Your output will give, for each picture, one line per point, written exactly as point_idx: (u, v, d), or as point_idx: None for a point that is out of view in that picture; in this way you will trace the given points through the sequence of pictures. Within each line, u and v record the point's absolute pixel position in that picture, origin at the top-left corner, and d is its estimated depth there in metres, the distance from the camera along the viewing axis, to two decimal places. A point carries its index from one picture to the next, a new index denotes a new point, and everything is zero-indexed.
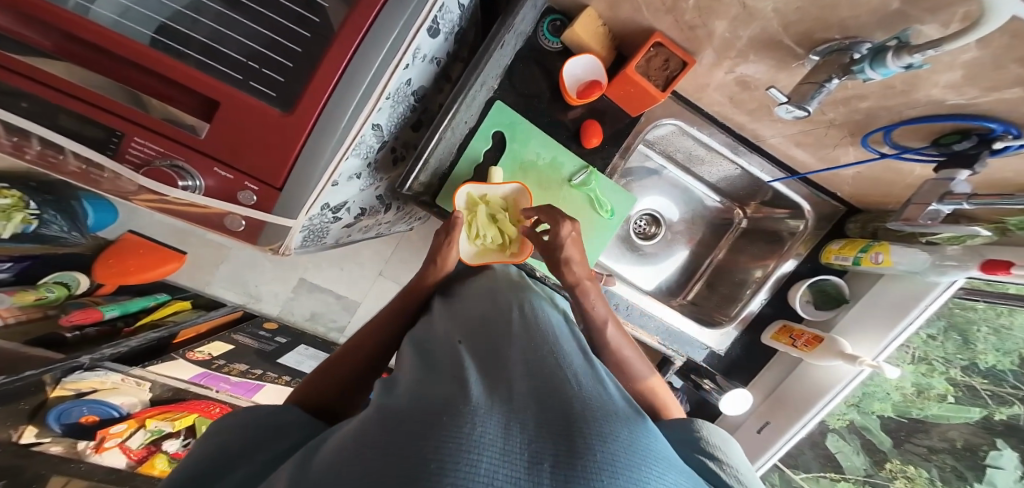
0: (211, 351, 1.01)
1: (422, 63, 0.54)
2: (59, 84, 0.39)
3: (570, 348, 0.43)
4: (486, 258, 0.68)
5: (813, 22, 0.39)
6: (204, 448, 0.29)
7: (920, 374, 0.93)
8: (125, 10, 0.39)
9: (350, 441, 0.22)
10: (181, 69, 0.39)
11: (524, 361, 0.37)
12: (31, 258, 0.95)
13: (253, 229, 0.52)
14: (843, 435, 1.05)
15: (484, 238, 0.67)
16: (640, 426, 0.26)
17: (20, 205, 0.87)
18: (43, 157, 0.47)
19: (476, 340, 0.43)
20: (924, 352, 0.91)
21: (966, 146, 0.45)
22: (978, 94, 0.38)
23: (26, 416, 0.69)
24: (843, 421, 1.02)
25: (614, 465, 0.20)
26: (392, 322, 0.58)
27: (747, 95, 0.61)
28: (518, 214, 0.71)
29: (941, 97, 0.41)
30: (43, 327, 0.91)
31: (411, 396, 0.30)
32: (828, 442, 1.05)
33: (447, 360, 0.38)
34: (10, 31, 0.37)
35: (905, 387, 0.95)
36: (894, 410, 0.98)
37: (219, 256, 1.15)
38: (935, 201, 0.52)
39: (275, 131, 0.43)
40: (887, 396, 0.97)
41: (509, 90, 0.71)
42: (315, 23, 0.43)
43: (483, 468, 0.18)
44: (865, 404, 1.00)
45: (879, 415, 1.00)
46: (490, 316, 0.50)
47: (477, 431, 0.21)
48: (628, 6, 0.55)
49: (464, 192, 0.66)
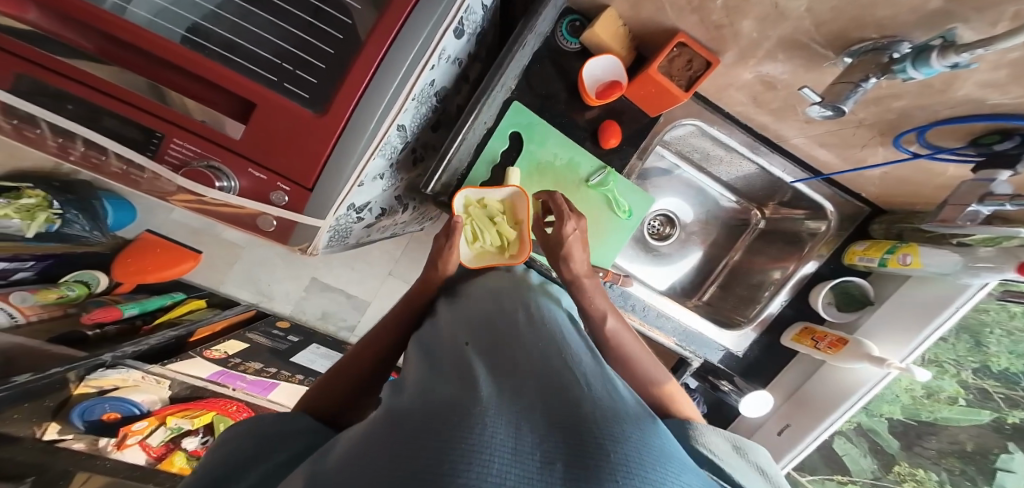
0: (227, 349, 1.02)
1: (446, 64, 0.55)
2: (104, 87, 0.40)
3: (576, 347, 0.43)
4: (485, 262, 0.68)
5: (849, 22, 0.38)
6: (219, 454, 0.29)
7: (934, 376, 0.90)
8: (161, 11, 0.40)
9: (362, 440, 0.22)
10: (221, 71, 0.40)
11: (530, 362, 0.37)
12: (51, 257, 0.97)
13: (284, 230, 0.52)
14: (850, 437, 1.02)
15: (483, 242, 0.67)
16: (651, 426, 0.26)
17: (44, 204, 0.89)
18: (85, 158, 0.48)
19: (480, 339, 0.44)
20: (936, 354, 0.89)
21: (1007, 147, 0.45)
22: (1022, 93, 0.37)
23: (50, 413, 0.72)
24: (851, 423, 0.99)
25: (626, 464, 0.20)
26: (390, 332, 0.57)
27: (772, 95, 0.60)
28: (516, 216, 0.69)
29: (981, 96, 0.40)
30: (64, 325, 0.93)
31: (418, 397, 0.31)
32: (835, 445, 1.03)
33: (454, 361, 0.38)
34: (53, 33, 0.37)
35: (915, 390, 0.91)
36: (904, 413, 0.95)
37: (232, 255, 1.16)
38: (974, 203, 0.50)
39: (307, 131, 0.44)
40: (896, 398, 0.94)
41: (526, 90, 0.72)
42: (346, 25, 0.44)
43: (495, 468, 0.18)
44: (873, 407, 0.97)
45: (889, 419, 0.97)
46: (497, 316, 0.50)
47: (488, 430, 0.21)
48: (652, 6, 0.55)
49: (463, 196, 0.66)
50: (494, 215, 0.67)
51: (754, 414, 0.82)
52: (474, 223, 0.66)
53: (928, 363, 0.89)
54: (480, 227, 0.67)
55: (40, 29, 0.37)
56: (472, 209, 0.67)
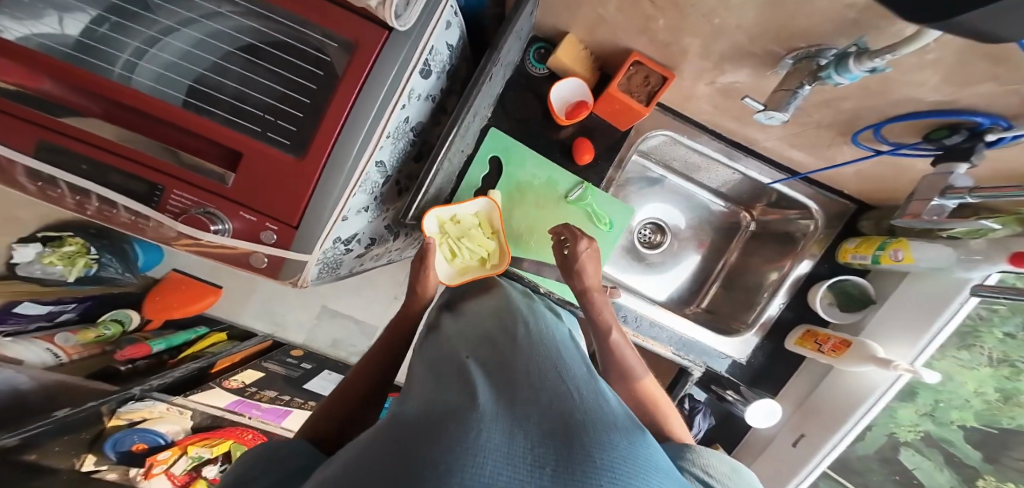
0: (244, 380, 1.05)
1: (418, 101, 0.59)
2: (115, 149, 0.46)
3: (569, 358, 0.43)
4: (467, 276, 0.71)
5: (775, 32, 0.39)
6: (238, 468, 0.32)
7: (1004, 378, 0.75)
8: (159, 77, 0.47)
9: (366, 449, 0.24)
10: (212, 126, 0.46)
11: (526, 369, 0.38)
12: (92, 299, 1.08)
13: (274, 265, 0.56)
14: (919, 448, 0.87)
15: (462, 257, 0.70)
16: (639, 436, 0.27)
17: (83, 250, 1.01)
18: (100, 212, 0.54)
19: (480, 352, 0.45)
20: (1005, 353, 0.74)
21: (957, 140, 0.44)
22: (956, 90, 0.36)
23: (87, 444, 0.79)
24: (914, 433, 0.85)
25: (613, 471, 0.21)
26: (395, 347, 0.59)
27: (732, 103, 0.61)
28: (489, 227, 0.74)
29: (919, 95, 0.39)
30: (100, 361, 1.01)
31: (419, 406, 0.32)
32: (901, 457, 0.88)
33: (454, 373, 0.40)
34: (58, 98, 0.45)
35: (987, 394, 0.77)
36: (979, 420, 0.79)
37: (249, 287, 1.23)
38: (936, 197, 0.50)
39: (290, 174, 0.49)
40: (965, 403, 0.80)
41: (502, 117, 0.76)
42: (319, 75, 0.49)
43: (487, 471, 0.19)
44: (939, 413, 0.82)
45: (962, 426, 0.81)
46: (496, 329, 0.51)
47: (482, 437, 0.23)
48: (605, 30, 0.58)
49: (433, 216, 0.66)
50: (468, 230, 0.71)
51: (764, 424, 0.79)
52: (449, 241, 0.69)
53: (994, 363, 0.75)
54: (456, 244, 0.70)
55: (47, 95, 0.45)
56: (446, 228, 0.69)
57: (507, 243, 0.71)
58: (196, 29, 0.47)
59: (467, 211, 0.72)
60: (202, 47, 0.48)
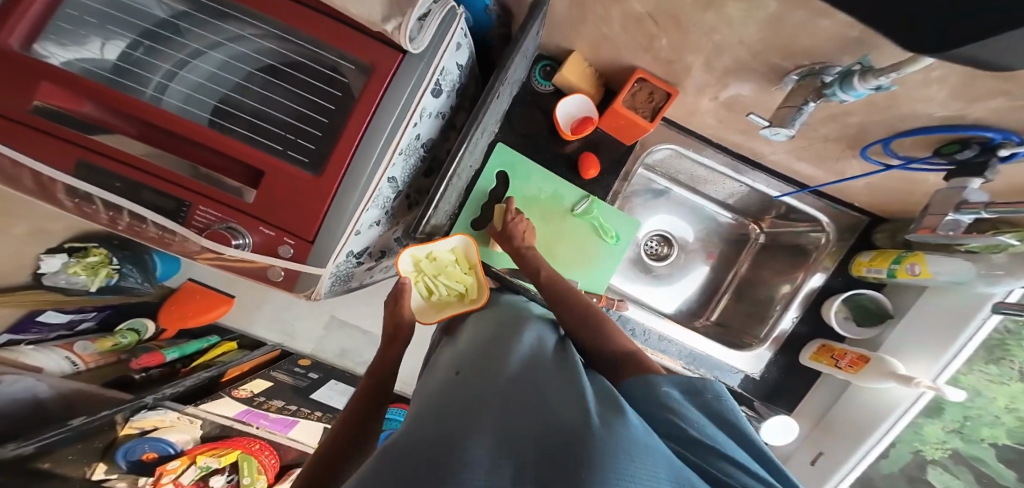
0: (253, 388, 1.06)
1: (429, 119, 0.61)
2: (149, 168, 0.49)
3: (558, 363, 0.43)
4: (445, 313, 0.70)
5: (778, 50, 0.40)
6: None
7: None
8: (188, 98, 0.49)
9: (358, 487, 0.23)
10: (236, 145, 0.48)
11: (516, 378, 0.38)
12: (111, 307, 1.12)
13: (290, 278, 0.57)
14: (947, 467, 0.83)
15: (438, 294, 0.69)
16: (627, 429, 0.27)
17: (106, 261, 1.04)
18: (131, 226, 0.56)
19: (469, 363, 0.45)
20: None
21: (969, 155, 0.43)
22: (964, 106, 0.36)
23: (99, 452, 0.81)
24: (942, 451, 0.81)
25: None
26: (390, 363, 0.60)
27: (737, 117, 0.61)
28: (468, 261, 0.71)
29: (926, 110, 0.39)
30: (116, 370, 1.03)
31: (411, 430, 0.31)
32: (929, 476, 0.84)
33: (443, 389, 0.39)
34: (100, 120, 0.49)
35: (1020, 410, 0.74)
36: (1011, 438, 0.76)
37: (260, 298, 1.25)
38: (951, 212, 0.49)
39: (308, 190, 0.50)
40: (995, 420, 0.76)
41: (509, 132, 0.77)
42: (337, 96, 0.51)
43: None
44: (969, 430, 0.79)
45: (994, 445, 0.78)
46: (486, 339, 0.50)
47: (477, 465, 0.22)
48: (609, 48, 0.59)
49: (407, 256, 0.66)
50: (445, 266, 0.69)
51: (780, 441, 0.75)
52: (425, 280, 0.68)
53: None
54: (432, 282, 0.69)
55: (88, 117, 0.48)
56: (421, 265, 0.68)
57: (485, 279, 0.69)
58: (221, 51, 0.50)
59: (445, 247, 0.70)
60: (227, 69, 0.51)
